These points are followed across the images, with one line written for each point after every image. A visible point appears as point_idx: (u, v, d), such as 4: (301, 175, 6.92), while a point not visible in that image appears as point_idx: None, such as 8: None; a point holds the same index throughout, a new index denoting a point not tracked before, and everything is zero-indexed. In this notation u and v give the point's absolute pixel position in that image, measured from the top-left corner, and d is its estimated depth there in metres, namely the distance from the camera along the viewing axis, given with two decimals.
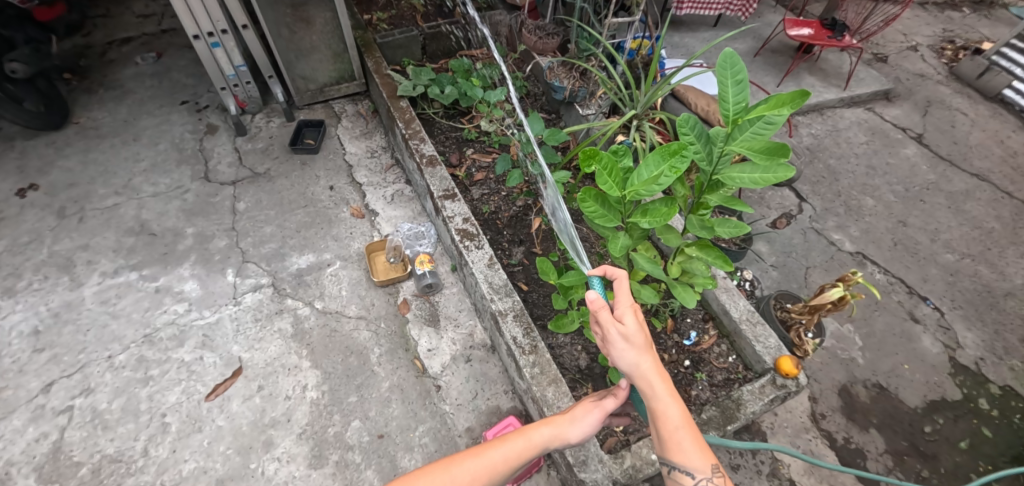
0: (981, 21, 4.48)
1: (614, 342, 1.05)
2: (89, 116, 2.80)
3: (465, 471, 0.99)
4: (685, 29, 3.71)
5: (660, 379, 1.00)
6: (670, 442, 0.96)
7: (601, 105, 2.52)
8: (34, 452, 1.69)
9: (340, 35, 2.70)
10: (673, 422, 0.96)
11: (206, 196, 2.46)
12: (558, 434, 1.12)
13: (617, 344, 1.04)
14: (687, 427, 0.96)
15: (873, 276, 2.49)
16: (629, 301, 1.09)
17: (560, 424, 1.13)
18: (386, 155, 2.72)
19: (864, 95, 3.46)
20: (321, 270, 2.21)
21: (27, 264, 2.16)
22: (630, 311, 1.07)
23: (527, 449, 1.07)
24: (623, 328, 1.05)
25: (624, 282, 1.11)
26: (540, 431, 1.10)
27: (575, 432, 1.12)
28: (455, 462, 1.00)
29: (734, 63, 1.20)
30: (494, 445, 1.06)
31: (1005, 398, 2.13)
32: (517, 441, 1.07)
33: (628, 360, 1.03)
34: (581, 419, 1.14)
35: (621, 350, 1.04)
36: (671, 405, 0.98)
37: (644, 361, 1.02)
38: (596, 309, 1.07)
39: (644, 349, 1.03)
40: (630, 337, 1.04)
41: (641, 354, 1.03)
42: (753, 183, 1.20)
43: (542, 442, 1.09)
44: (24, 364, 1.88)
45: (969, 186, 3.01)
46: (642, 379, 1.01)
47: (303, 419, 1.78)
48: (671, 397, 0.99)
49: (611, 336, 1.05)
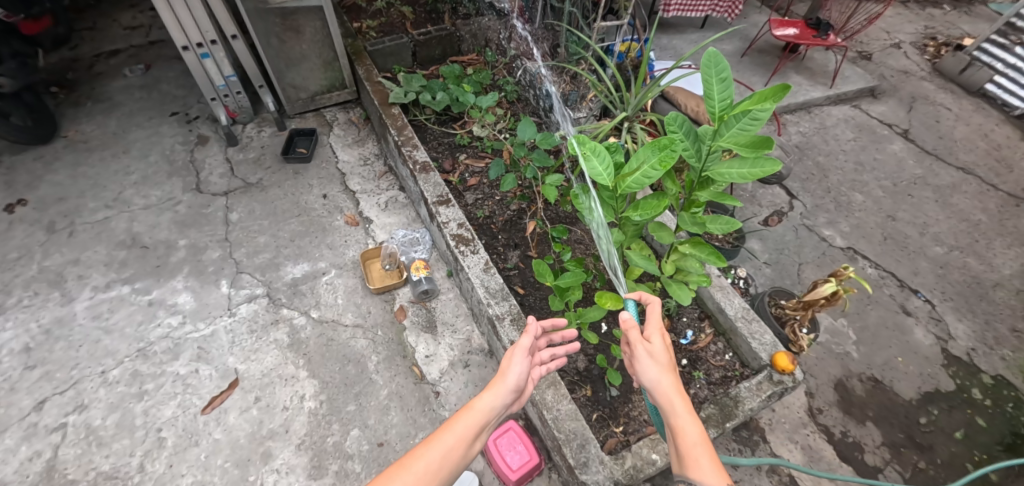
0: (962, 18, 4.56)
1: (640, 357, 1.14)
2: (79, 129, 2.78)
3: (425, 462, 0.95)
4: (673, 31, 3.76)
5: (679, 395, 1.06)
6: (687, 458, 0.97)
7: (592, 107, 2.57)
8: (27, 471, 1.66)
9: (330, 44, 2.70)
10: (691, 439, 0.99)
11: (199, 207, 2.44)
12: (499, 395, 1.13)
13: (642, 360, 1.13)
14: (704, 444, 0.98)
15: (864, 271, 2.53)
16: (659, 324, 1.19)
17: (498, 384, 1.15)
18: (378, 162, 2.72)
19: (850, 92, 3.51)
20: (317, 279, 2.20)
21: (18, 281, 2.13)
22: (658, 332, 1.17)
23: (478, 421, 1.06)
24: (650, 346, 1.14)
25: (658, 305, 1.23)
26: (484, 399, 1.10)
27: (510, 380, 1.16)
28: (410, 458, 0.96)
29: (718, 61, 1.20)
30: (446, 429, 1.03)
31: (998, 388, 2.16)
32: (466, 416, 1.06)
33: (651, 375, 1.10)
34: (510, 370, 1.18)
35: (647, 365, 1.12)
36: (689, 422, 1.01)
37: (665, 378, 1.09)
38: (627, 329, 1.18)
39: (667, 367, 1.11)
40: (656, 354, 1.13)
41: (663, 371, 1.10)
42: (741, 178, 1.23)
43: (488, 407, 1.09)
44: (16, 382, 1.85)
45: (955, 179, 3.06)
46: (661, 394, 1.07)
47: (302, 430, 1.77)
48: (688, 415, 1.02)
49: (637, 353, 1.14)
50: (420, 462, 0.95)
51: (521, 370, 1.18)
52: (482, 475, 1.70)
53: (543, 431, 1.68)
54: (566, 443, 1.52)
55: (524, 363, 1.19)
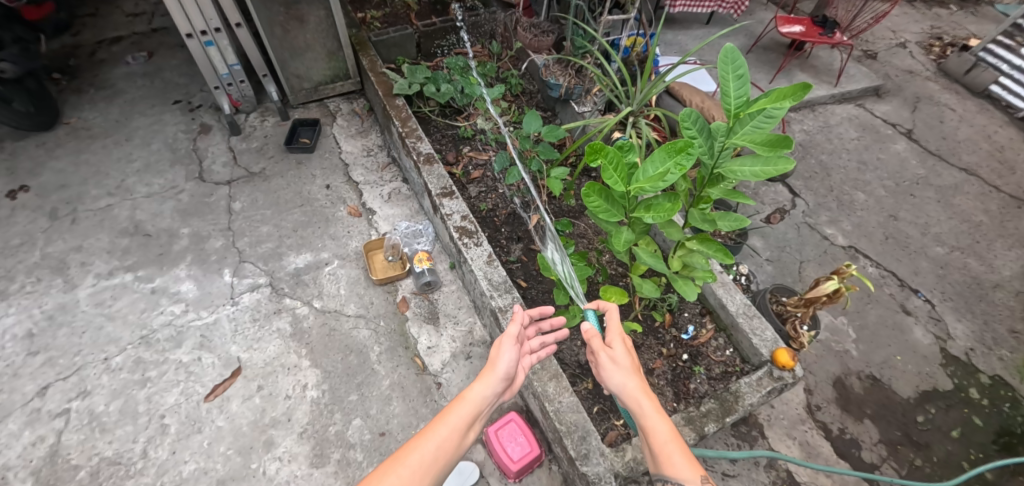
0: (968, 18, 4.55)
1: (605, 365, 1.23)
2: (81, 117, 2.77)
3: (417, 458, 0.96)
4: (678, 26, 3.74)
5: (646, 396, 1.13)
6: (661, 456, 1.02)
7: (596, 102, 2.56)
8: (31, 456, 1.67)
9: (334, 34, 2.69)
10: (661, 437, 1.04)
11: (201, 196, 2.44)
12: (490, 384, 1.14)
13: (607, 367, 1.21)
14: (675, 440, 1.02)
15: (865, 270, 2.54)
16: (619, 331, 1.27)
17: (488, 374, 1.16)
18: (382, 154, 2.72)
19: (854, 91, 3.50)
20: (319, 269, 2.21)
21: (21, 267, 2.13)
22: (618, 339, 1.25)
23: (470, 411, 1.08)
24: (612, 353, 1.23)
25: (615, 313, 1.32)
26: (474, 389, 1.12)
27: (500, 369, 1.17)
28: (404, 453, 0.97)
29: (735, 58, 1.23)
30: (440, 420, 1.05)
31: (994, 387, 2.17)
32: (459, 407, 1.08)
33: (617, 381, 1.18)
34: (500, 358, 1.20)
35: (611, 373, 1.20)
36: (659, 421, 1.07)
37: (630, 381, 1.17)
38: (591, 337, 1.27)
39: (632, 370, 1.19)
40: (618, 359, 1.21)
41: (627, 376, 1.18)
42: (754, 176, 1.22)
43: (479, 397, 1.10)
44: (18, 368, 1.86)
45: (958, 180, 3.05)
46: (630, 398, 1.14)
47: (303, 419, 1.78)
48: (658, 414, 1.08)
49: (601, 360, 1.23)
50: (413, 457, 0.96)
51: (511, 358, 1.21)
52: (483, 465, 1.71)
53: (544, 423, 1.70)
54: (567, 435, 1.53)
55: (513, 350, 1.22)
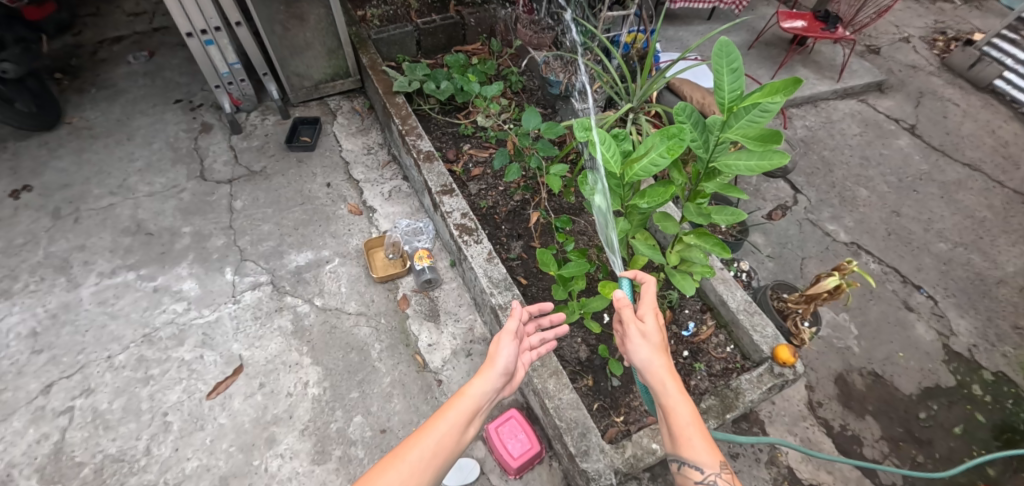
0: (972, 12, 4.51)
1: (633, 338, 1.21)
2: (82, 116, 2.78)
3: (414, 457, 0.96)
4: (679, 22, 3.73)
5: (670, 377, 1.13)
6: (680, 438, 1.04)
7: (596, 98, 2.55)
8: (35, 453, 1.69)
9: (334, 32, 2.69)
10: (683, 420, 1.05)
11: (203, 195, 2.45)
12: (489, 379, 1.15)
13: (635, 340, 1.20)
14: (696, 424, 1.04)
15: (868, 266, 2.53)
16: (652, 306, 1.27)
17: (487, 370, 1.17)
18: (382, 152, 2.72)
19: (857, 86, 3.48)
20: (321, 267, 2.21)
21: (24, 266, 2.15)
22: (650, 312, 1.25)
23: (469, 407, 1.08)
24: (643, 326, 1.22)
25: (651, 286, 1.31)
26: (473, 385, 1.13)
27: (498, 364, 1.19)
28: (403, 449, 0.97)
29: (730, 51, 1.20)
30: (439, 416, 1.05)
31: (998, 384, 2.16)
32: (458, 403, 1.08)
33: (643, 356, 1.18)
34: (499, 354, 1.21)
35: (639, 346, 1.20)
36: (681, 402, 1.08)
37: (656, 359, 1.16)
38: (621, 307, 1.24)
39: (660, 348, 1.19)
40: (648, 334, 1.21)
41: (654, 353, 1.18)
42: (749, 170, 1.23)
43: (479, 393, 1.11)
44: (23, 366, 1.87)
45: (961, 176, 3.04)
46: (653, 375, 1.14)
47: (304, 416, 1.79)
48: (680, 397, 1.09)
49: (630, 333, 1.22)
50: (413, 453, 0.96)
51: (510, 353, 1.22)
52: (483, 462, 1.71)
53: (544, 420, 1.70)
54: (566, 431, 1.54)
55: (512, 346, 1.23)
